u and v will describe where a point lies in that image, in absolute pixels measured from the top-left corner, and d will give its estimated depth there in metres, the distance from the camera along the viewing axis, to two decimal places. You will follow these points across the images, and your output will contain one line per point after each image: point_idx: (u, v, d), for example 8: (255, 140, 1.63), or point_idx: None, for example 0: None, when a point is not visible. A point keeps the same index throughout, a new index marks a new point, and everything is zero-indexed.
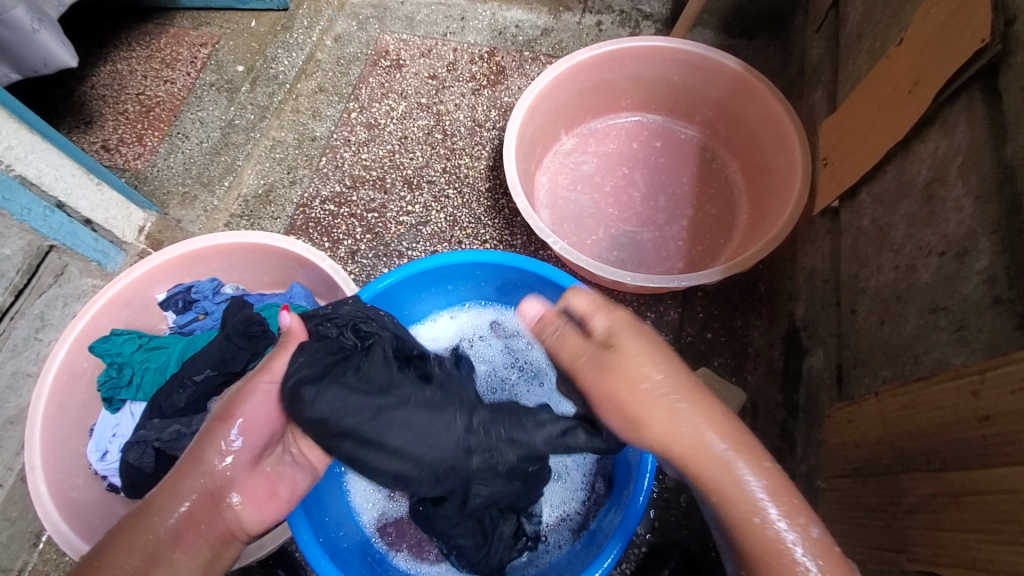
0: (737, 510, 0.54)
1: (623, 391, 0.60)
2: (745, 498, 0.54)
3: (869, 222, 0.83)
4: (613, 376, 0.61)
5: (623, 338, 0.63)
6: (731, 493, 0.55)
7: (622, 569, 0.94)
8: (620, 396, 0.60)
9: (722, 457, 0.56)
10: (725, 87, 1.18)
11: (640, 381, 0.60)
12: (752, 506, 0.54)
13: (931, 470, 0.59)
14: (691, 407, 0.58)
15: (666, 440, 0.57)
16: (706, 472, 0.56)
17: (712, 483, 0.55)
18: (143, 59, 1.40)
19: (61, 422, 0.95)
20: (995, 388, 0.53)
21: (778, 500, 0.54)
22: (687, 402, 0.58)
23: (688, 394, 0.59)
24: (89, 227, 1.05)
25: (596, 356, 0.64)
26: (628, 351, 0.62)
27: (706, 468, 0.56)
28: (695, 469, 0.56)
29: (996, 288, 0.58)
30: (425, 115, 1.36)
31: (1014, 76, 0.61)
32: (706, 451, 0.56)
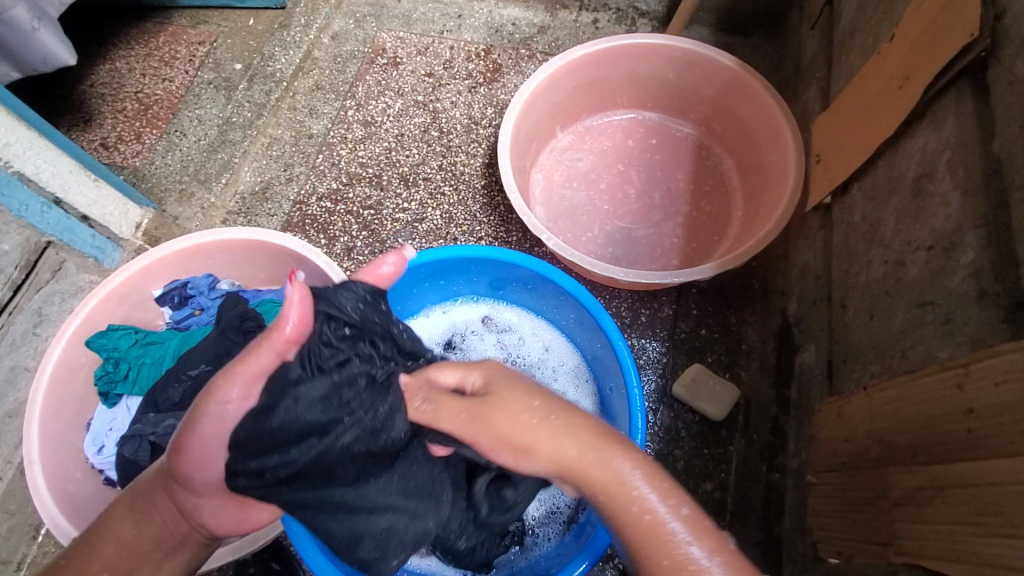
0: (650, 532, 0.50)
1: (502, 428, 0.57)
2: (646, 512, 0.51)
3: (860, 218, 0.83)
4: (487, 416, 0.58)
5: (496, 381, 0.61)
6: (635, 515, 0.51)
7: (614, 564, 0.94)
8: (496, 433, 0.57)
9: (615, 473, 0.53)
10: (720, 84, 1.18)
11: (517, 411, 0.57)
12: (654, 517, 0.51)
13: (917, 463, 0.59)
14: (571, 426, 0.56)
15: (554, 463, 0.54)
16: (607, 492, 0.53)
17: (616, 507, 0.52)
18: (142, 57, 1.41)
19: (58, 417, 0.96)
20: (979, 380, 0.53)
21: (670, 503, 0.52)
22: (565, 421, 0.56)
23: (567, 415, 0.57)
24: (86, 224, 1.05)
25: (471, 405, 0.59)
26: (500, 390, 0.59)
27: (603, 487, 0.53)
28: (589, 490, 0.53)
29: (982, 281, 0.59)
30: (422, 113, 1.37)
31: (1002, 71, 0.61)
32: (598, 473, 0.53)
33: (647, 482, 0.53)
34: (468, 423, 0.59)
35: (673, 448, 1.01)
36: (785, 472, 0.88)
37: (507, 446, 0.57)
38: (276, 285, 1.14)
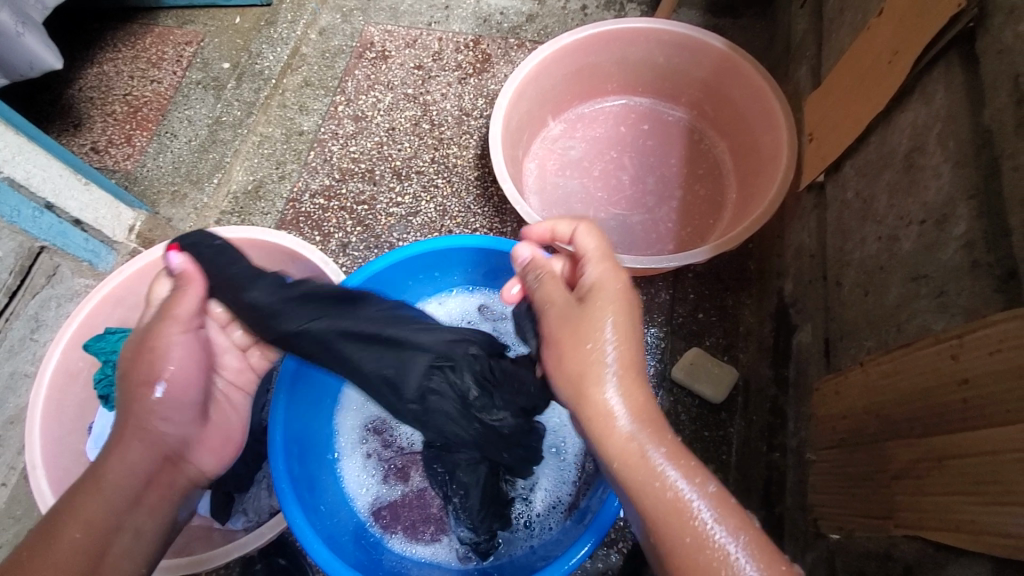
0: (662, 504, 0.53)
1: (564, 361, 0.60)
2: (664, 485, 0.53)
3: (854, 195, 0.83)
4: (559, 341, 0.62)
5: (600, 301, 0.62)
6: (649, 482, 0.54)
7: (619, 548, 0.95)
8: (564, 358, 0.60)
9: (639, 442, 0.55)
10: (711, 67, 1.18)
11: (591, 347, 0.59)
12: (671, 492, 0.53)
13: (915, 436, 0.59)
14: (628, 381, 0.58)
15: (590, 410, 0.58)
16: (629, 458, 0.55)
17: (633, 476, 0.54)
18: (129, 59, 1.40)
19: (59, 421, 0.96)
20: (974, 350, 0.53)
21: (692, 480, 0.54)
22: (624, 377, 0.58)
23: (639, 375, 0.59)
24: (79, 227, 1.05)
25: (564, 318, 0.63)
26: (595, 313, 0.61)
27: (623, 453, 0.55)
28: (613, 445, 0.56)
29: (974, 252, 0.58)
30: (412, 106, 1.36)
31: (991, 40, 0.61)
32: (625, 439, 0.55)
33: (671, 462, 0.54)
34: (550, 323, 0.64)
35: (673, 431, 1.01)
36: (784, 451, 0.89)
37: (567, 370, 0.60)
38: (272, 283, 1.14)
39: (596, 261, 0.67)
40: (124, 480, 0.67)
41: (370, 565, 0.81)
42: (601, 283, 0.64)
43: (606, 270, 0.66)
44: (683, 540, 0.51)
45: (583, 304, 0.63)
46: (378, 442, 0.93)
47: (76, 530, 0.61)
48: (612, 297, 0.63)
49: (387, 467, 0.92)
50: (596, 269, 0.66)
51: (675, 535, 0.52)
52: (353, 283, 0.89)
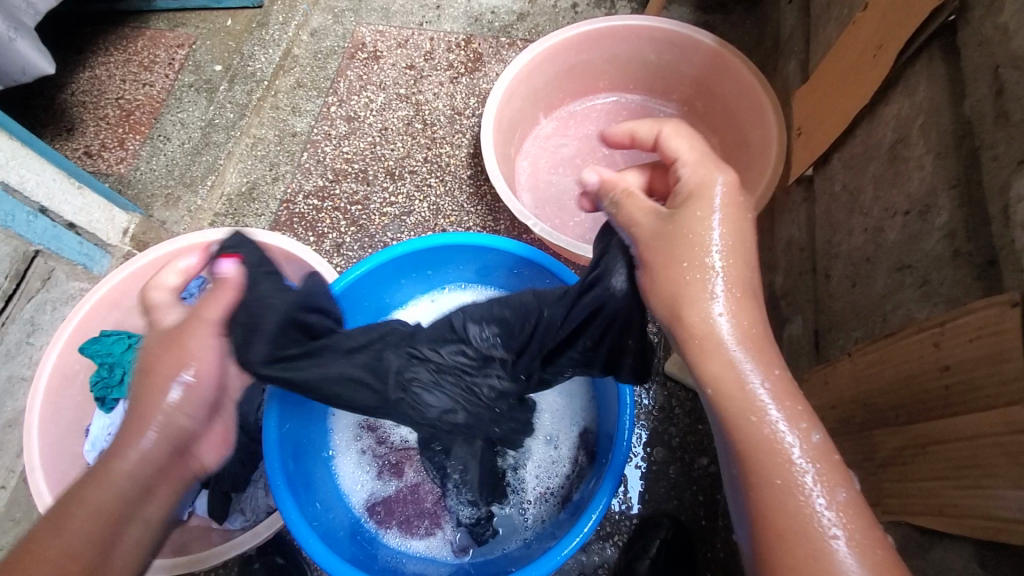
0: (760, 448, 0.49)
1: (663, 281, 0.56)
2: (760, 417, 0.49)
3: (841, 188, 0.83)
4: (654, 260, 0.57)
5: (697, 208, 0.56)
6: (747, 411, 0.49)
7: (614, 541, 0.96)
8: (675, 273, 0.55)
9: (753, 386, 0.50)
10: (701, 63, 1.18)
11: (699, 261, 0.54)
12: (768, 426, 0.49)
13: (900, 424, 0.60)
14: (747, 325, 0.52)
15: (700, 343, 0.52)
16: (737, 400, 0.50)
17: (733, 417, 0.50)
18: (121, 63, 1.40)
19: (56, 424, 0.96)
20: (954, 338, 0.54)
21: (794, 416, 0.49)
22: (739, 312, 0.52)
23: (752, 300, 0.54)
24: (73, 231, 1.05)
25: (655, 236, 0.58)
26: (693, 223, 0.56)
27: (736, 395, 0.50)
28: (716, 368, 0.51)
29: (955, 242, 0.59)
30: (405, 106, 1.37)
31: (971, 33, 0.62)
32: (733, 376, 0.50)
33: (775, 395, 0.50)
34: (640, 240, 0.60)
35: (667, 425, 1.01)
36: None
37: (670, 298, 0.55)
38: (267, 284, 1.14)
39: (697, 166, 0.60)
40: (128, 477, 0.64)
41: (364, 560, 0.82)
42: (701, 190, 0.58)
43: (710, 177, 0.58)
44: (776, 485, 0.47)
45: (678, 218, 0.57)
46: (373, 438, 0.93)
47: (86, 521, 0.59)
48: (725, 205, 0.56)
49: (381, 463, 0.92)
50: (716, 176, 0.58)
51: (765, 478, 0.48)
52: (346, 282, 0.89)
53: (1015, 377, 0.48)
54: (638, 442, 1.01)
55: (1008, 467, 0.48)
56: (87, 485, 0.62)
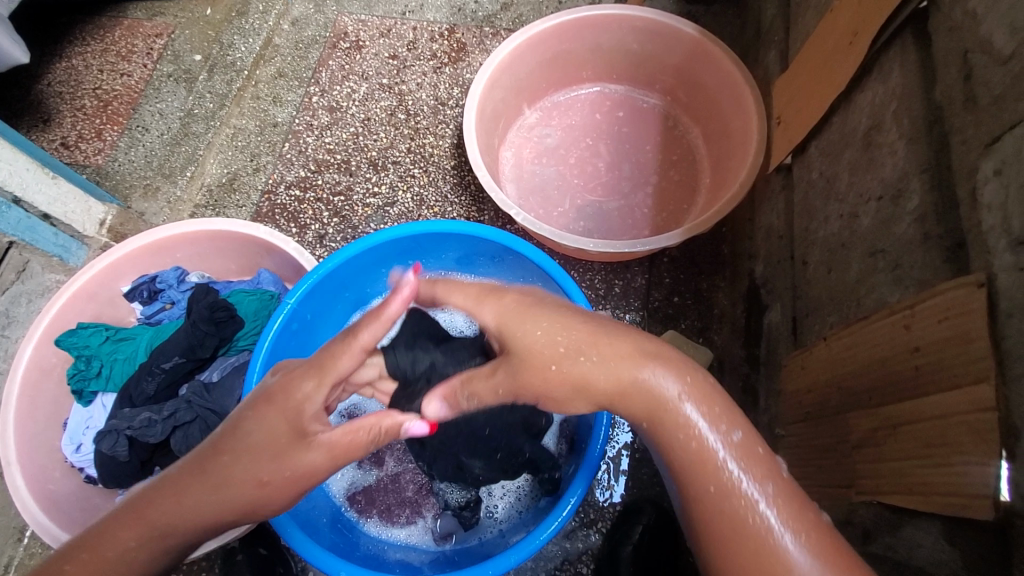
0: (696, 465, 0.53)
1: (551, 371, 0.57)
2: (699, 446, 0.53)
3: (818, 175, 0.84)
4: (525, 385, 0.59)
5: (511, 336, 0.59)
6: (685, 439, 0.53)
7: (598, 528, 0.97)
8: (541, 369, 0.57)
9: (657, 391, 0.54)
10: (683, 53, 1.19)
11: (546, 340, 0.57)
12: (707, 449, 0.53)
13: (873, 406, 0.61)
14: (607, 340, 0.56)
15: (604, 387, 0.56)
16: (656, 421, 0.55)
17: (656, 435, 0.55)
18: (98, 53, 1.37)
19: (33, 417, 0.95)
20: (924, 319, 0.55)
21: (716, 424, 0.54)
22: (611, 338, 0.57)
23: (610, 329, 0.57)
24: (47, 222, 1.03)
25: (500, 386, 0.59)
26: (528, 342, 0.58)
27: (649, 413, 0.55)
28: (640, 405, 0.55)
29: (926, 225, 0.60)
30: (388, 96, 1.35)
31: (942, 19, 0.63)
32: (636, 404, 0.55)
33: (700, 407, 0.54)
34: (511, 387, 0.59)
35: None
36: (757, 428, 0.91)
37: (552, 386, 0.58)
38: (249, 275, 1.13)
39: (482, 306, 0.63)
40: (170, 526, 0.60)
41: (344, 547, 0.81)
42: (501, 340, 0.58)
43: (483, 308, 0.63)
44: (729, 489, 0.52)
45: (513, 342, 0.59)
46: None
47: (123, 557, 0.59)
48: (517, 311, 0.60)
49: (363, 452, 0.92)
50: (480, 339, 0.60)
51: (700, 484, 0.53)
52: (325, 269, 0.89)
53: (979, 357, 0.49)
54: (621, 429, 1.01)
55: (972, 444, 0.49)
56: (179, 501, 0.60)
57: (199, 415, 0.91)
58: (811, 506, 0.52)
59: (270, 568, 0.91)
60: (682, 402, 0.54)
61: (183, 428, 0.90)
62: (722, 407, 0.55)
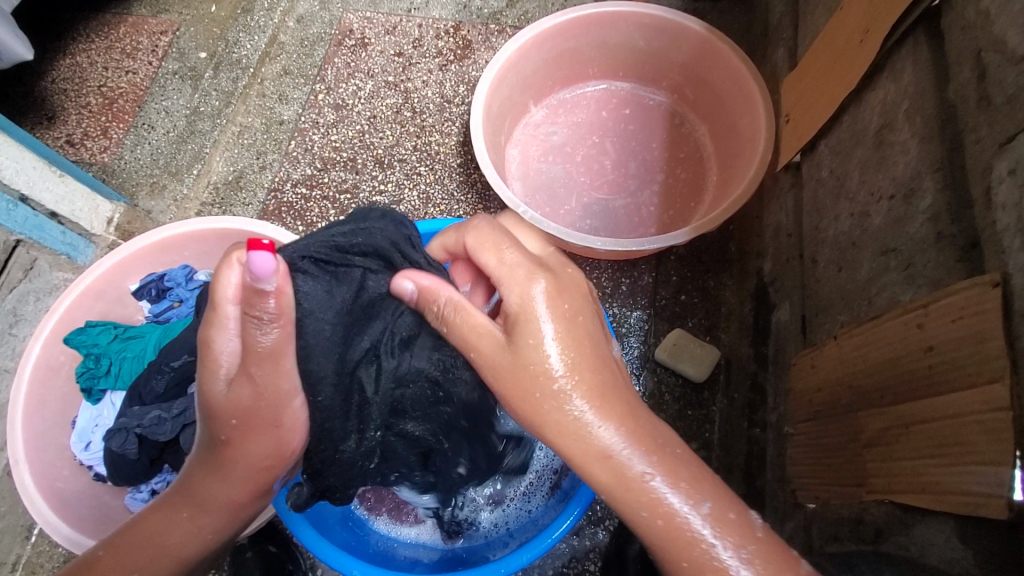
0: (660, 532, 0.52)
1: (539, 388, 0.54)
2: (658, 505, 0.52)
3: (828, 173, 0.84)
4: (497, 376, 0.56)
5: (527, 336, 0.55)
6: (642, 501, 0.52)
7: (606, 526, 0.97)
8: (528, 394, 0.55)
9: (631, 465, 0.53)
10: (690, 50, 1.19)
11: (543, 367, 0.54)
12: (661, 508, 0.52)
13: (885, 405, 0.61)
14: (606, 398, 0.55)
15: (589, 444, 0.53)
16: (602, 463, 0.53)
17: (591, 472, 0.54)
18: (103, 50, 1.37)
19: (42, 416, 0.95)
20: (937, 319, 0.55)
21: (684, 488, 0.53)
22: (610, 387, 0.55)
23: (614, 386, 0.56)
24: (55, 221, 1.04)
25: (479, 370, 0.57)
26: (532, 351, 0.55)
27: (617, 480, 0.53)
28: (610, 470, 0.53)
29: (939, 225, 0.60)
30: (393, 94, 1.35)
31: (955, 17, 0.63)
32: (589, 443, 0.53)
33: (671, 483, 0.53)
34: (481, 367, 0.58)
35: (657, 412, 1.01)
36: (765, 427, 0.91)
37: (527, 411, 0.55)
38: None
39: (511, 286, 0.56)
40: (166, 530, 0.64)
41: (355, 546, 0.82)
42: (524, 311, 0.55)
43: (528, 288, 0.56)
44: (654, 528, 0.52)
45: (516, 346, 0.55)
46: None
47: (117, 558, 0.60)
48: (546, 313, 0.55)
49: None
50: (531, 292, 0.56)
51: (672, 559, 0.52)
52: None
53: (994, 356, 0.49)
54: None
55: (988, 444, 0.48)
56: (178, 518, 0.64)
57: None
58: (791, 559, 0.52)
59: (279, 565, 0.92)
60: (648, 475, 0.53)
61: (193, 426, 0.90)
62: (693, 479, 0.53)
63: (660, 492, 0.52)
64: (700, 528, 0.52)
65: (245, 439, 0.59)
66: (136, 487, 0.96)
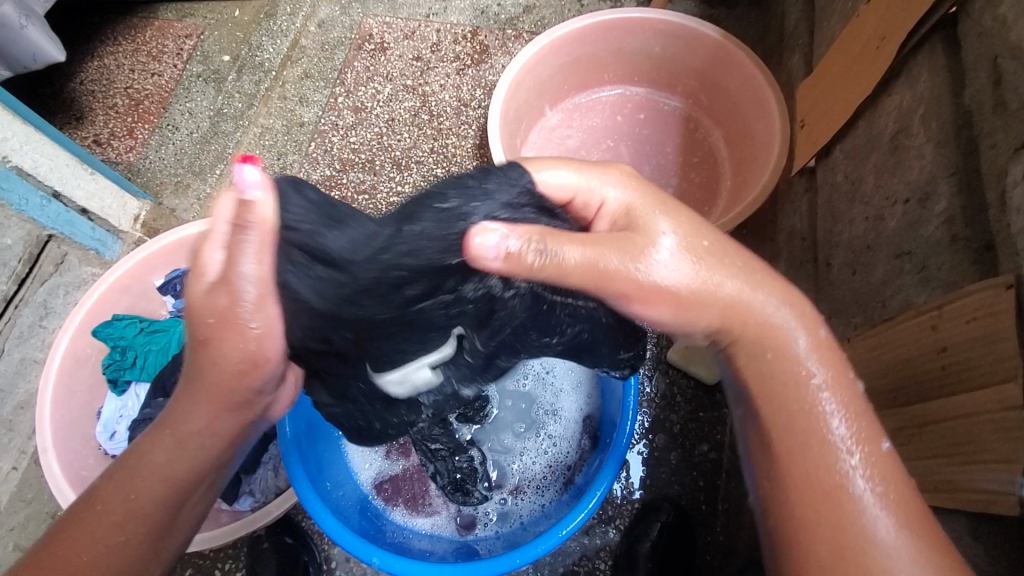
0: (808, 430, 0.52)
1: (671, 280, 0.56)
2: (813, 394, 0.53)
3: (843, 178, 0.85)
4: (639, 219, 0.58)
5: (638, 218, 0.58)
6: (799, 382, 0.54)
7: (616, 525, 0.98)
8: (631, 263, 0.55)
9: (787, 334, 0.56)
10: (705, 56, 1.20)
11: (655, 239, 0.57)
12: (826, 407, 0.53)
13: (898, 406, 0.61)
14: (715, 250, 0.58)
15: (723, 306, 0.57)
16: (747, 312, 0.56)
17: (740, 321, 0.56)
18: (130, 53, 1.41)
19: (69, 406, 0.98)
20: (952, 320, 0.55)
21: (836, 385, 0.54)
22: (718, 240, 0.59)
23: (711, 237, 0.59)
24: (86, 217, 1.07)
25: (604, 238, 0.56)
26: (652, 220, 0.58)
27: (776, 346, 0.55)
28: (763, 339, 0.56)
29: (954, 228, 0.61)
30: (411, 97, 1.38)
31: (972, 25, 0.64)
32: (742, 304, 0.56)
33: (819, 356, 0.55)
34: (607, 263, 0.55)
35: (669, 412, 1.02)
36: None
37: (654, 293, 0.56)
38: None
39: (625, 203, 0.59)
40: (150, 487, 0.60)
41: (373, 535, 0.84)
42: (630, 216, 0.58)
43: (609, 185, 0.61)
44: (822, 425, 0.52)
45: (638, 224, 0.58)
46: None
47: None
48: (654, 205, 0.60)
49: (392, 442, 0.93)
50: (609, 184, 0.61)
51: (808, 449, 0.51)
52: None
53: (1008, 356, 0.49)
54: (640, 429, 1.02)
55: (998, 443, 0.49)
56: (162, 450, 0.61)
57: None
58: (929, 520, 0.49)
59: (295, 556, 0.94)
60: (806, 355, 0.55)
61: None
62: (836, 361, 0.55)
63: (811, 374, 0.54)
64: (839, 429, 0.52)
65: (218, 343, 0.57)
66: None
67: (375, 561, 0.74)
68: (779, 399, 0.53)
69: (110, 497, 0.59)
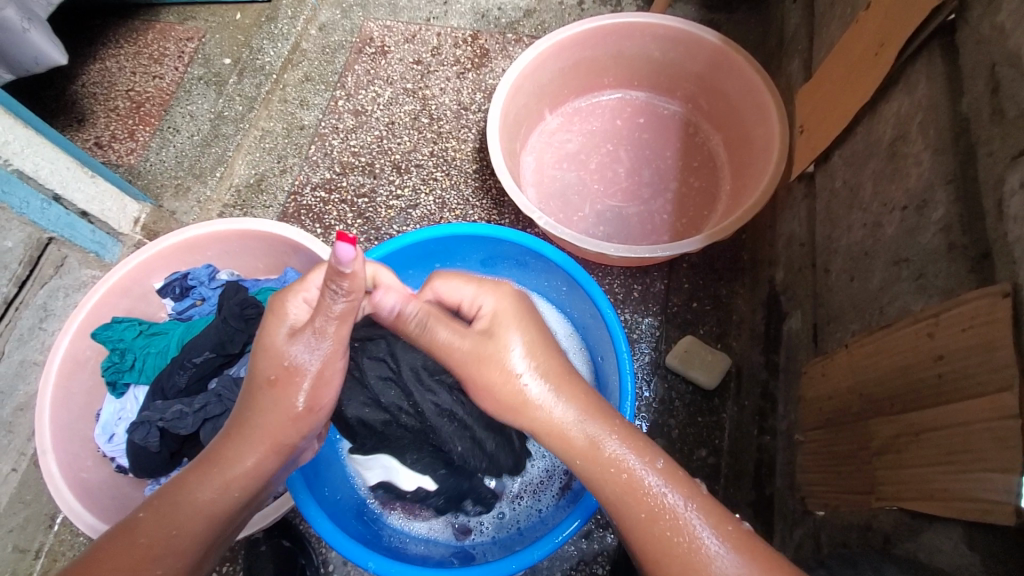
0: (643, 549, 0.55)
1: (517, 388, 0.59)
2: (654, 510, 0.55)
3: (841, 184, 0.85)
4: (498, 329, 0.61)
5: (502, 328, 0.61)
6: (631, 500, 0.56)
7: (614, 530, 0.98)
8: (487, 378, 0.60)
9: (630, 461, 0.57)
10: (706, 61, 1.20)
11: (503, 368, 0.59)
12: (665, 525, 0.55)
13: (895, 413, 0.61)
14: (562, 379, 0.60)
15: (557, 433, 0.58)
16: (566, 436, 0.58)
17: (569, 444, 0.58)
18: (131, 55, 1.42)
19: (68, 408, 0.98)
20: (949, 328, 0.55)
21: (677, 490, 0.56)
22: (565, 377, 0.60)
23: (570, 373, 0.61)
24: (85, 219, 1.07)
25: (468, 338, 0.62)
26: (505, 338, 0.61)
27: (590, 463, 0.57)
28: (595, 468, 0.57)
29: (951, 235, 0.61)
30: (412, 100, 1.38)
31: (969, 32, 0.64)
32: (590, 431, 0.58)
33: (666, 476, 0.57)
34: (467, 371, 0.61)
35: (667, 417, 1.02)
36: (775, 435, 0.91)
37: (488, 394, 0.61)
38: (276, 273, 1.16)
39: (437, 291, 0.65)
40: (194, 521, 0.61)
41: (371, 539, 0.84)
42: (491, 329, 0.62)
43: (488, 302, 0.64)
44: (652, 547, 0.55)
45: (492, 337, 0.61)
46: None
47: None
48: (512, 320, 0.62)
49: None
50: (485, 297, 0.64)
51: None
52: None
53: (1004, 364, 0.49)
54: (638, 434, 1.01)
55: (996, 451, 0.49)
56: (204, 484, 0.62)
57: (228, 409, 0.93)
58: None
59: (292, 559, 0.94)
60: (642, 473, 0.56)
61: (212, 421, 0.92)
62: (670, 470, 0.57)
63: (651, 491, 0.56)
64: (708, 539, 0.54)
65: (287, 385, 0.62)
66: (155, 479, 0.99)
67: (371, 565, 0.74)
68: (617, 510, 0.57)
69: (152, 530, 0.59)
